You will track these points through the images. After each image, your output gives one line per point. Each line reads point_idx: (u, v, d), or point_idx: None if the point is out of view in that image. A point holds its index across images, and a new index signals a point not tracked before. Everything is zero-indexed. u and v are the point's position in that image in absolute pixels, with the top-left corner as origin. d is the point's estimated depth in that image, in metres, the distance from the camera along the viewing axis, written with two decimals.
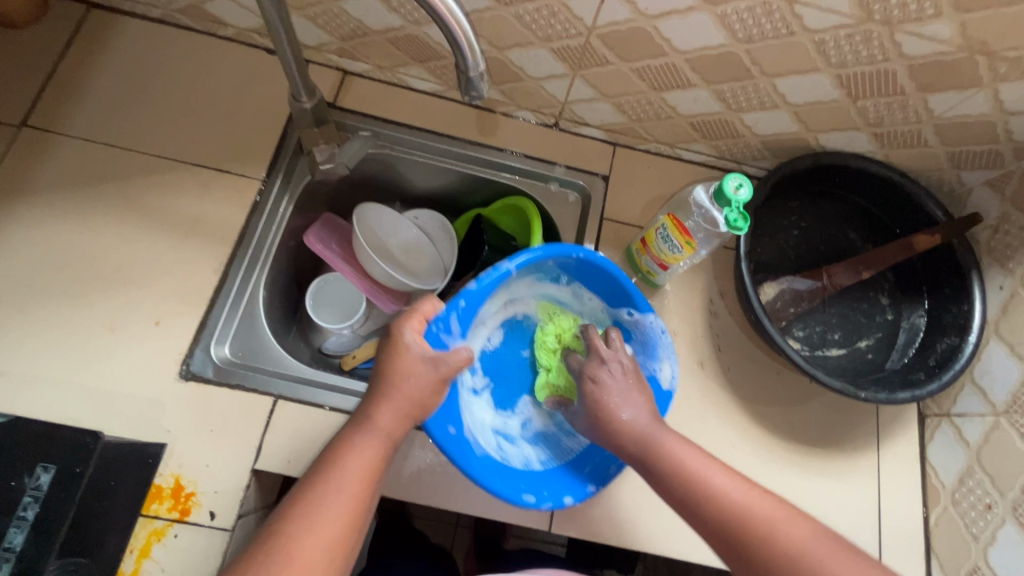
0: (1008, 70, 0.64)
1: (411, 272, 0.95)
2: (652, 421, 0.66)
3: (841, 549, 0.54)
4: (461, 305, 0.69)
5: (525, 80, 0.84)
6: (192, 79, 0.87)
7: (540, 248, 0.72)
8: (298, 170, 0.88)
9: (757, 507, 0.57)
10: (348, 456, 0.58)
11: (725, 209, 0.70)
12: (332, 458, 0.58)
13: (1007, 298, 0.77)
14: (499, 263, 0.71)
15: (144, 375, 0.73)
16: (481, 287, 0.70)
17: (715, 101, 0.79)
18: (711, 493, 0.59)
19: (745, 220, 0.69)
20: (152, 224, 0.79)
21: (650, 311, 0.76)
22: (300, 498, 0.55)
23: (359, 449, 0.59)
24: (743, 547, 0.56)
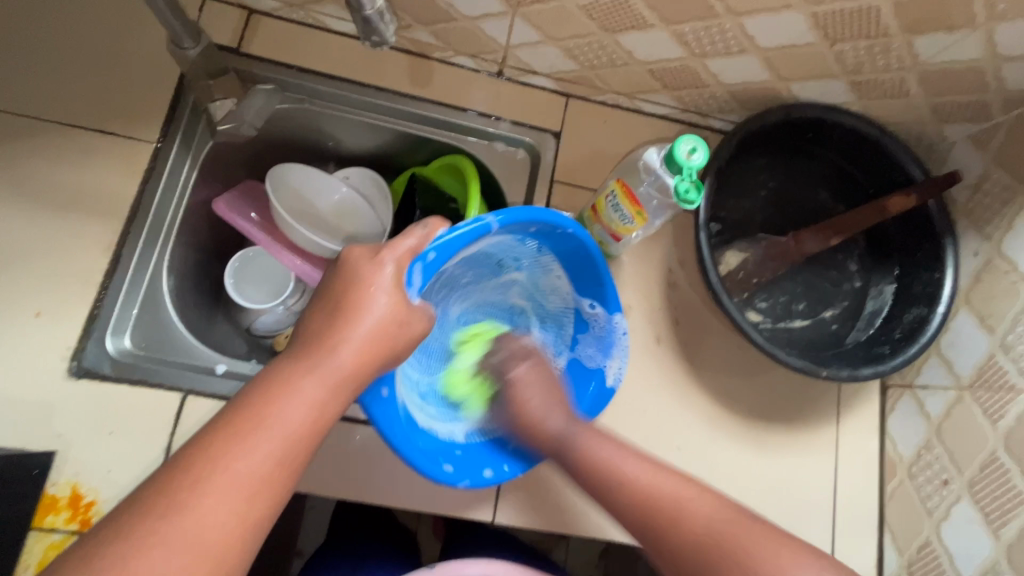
0: (1007, 7, 0.55)
1: (347, 238, 0.86)
2: (574, 421, 0.65)
3: (752, 522, 0.55)
4: (430, 259, 0.54)
5: (459, 20, 0.72)
6: (60, 18, 0.72)
7: (534, 210, 0.60)
8: (200, 132, 0.76)
9: (665, 489, 0.58)
10: (262, 428, 0.45)
11: (677, 176, 0.61)
12: (241, 425, 0.45)
13: (980, 266, 0.72)
14: (494, 214, 0.58)
15: (28, 374, 0.64)
16: (462, 241, 0.57)
17: (676, 45, 0.69)
18: (619, 482, 0.59)
19: (697, 191, 0.61)
20: (22, 196, 0.67)
21: (617, 311, 0.71)
22: (189, 463, 0.43)
23: (285, 418, 0.46)
24: (653, 531, 0.57)
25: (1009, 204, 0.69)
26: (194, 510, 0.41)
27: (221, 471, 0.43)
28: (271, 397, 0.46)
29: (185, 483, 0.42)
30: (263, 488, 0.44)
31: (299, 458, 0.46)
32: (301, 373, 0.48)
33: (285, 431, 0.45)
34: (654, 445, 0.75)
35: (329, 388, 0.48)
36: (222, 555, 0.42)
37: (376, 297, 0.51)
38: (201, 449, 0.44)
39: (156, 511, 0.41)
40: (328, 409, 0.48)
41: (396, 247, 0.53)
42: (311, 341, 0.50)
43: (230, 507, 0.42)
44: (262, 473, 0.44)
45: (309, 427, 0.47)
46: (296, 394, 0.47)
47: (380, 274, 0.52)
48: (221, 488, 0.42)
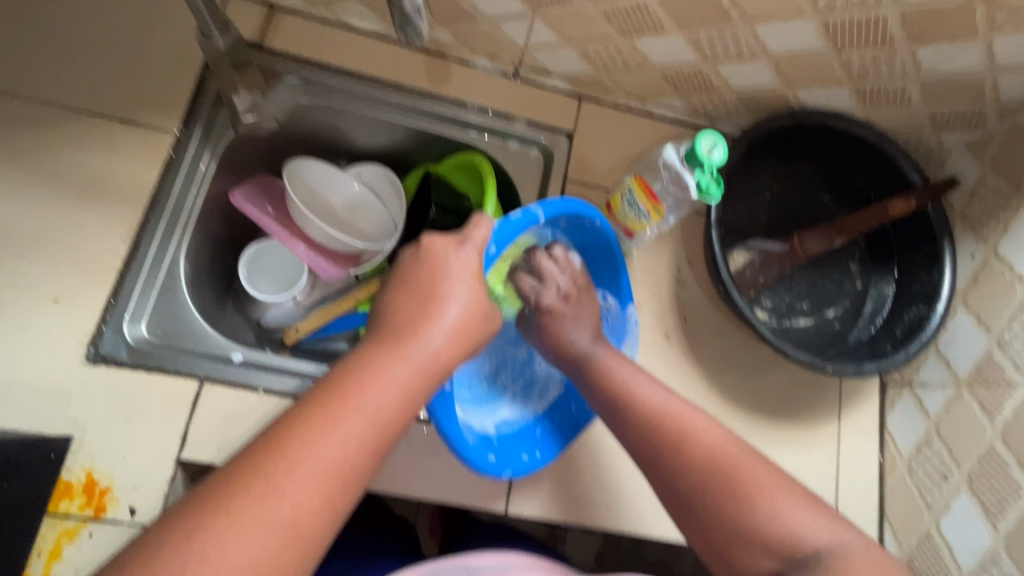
0: (1006, 20, 0.58)
1: (360, 234, 0.87)
2: (598, 343, 0.68)
3: (758, 460, 0.56)
4: (491, 251, 0.62)
5: (480, 21, 0.74)
6: (85, 9, 0.73)
7: (568, 201, 0.65)
8: (219, 123, 0.77)
9: (679, 418, 0.59)
10: (355, 408, 0.46)
11: (697, 172, 0.64)
12: (333, 404, 0.46)
13: (977, 267, 0.75)
14: (540, 206, 0.63)
15: (44, 359, 0.64)
16: (511, 230, 0.62)
17: (690, 49, 0.71)
18: (641, 408, 0.61)
19: (717, 186, 0.65)
20: (43, 183, 0.67)
21: (631, 301, 0.74)
22: (286, 438, 0.44)
23: (378, 400, 0.47)
24: (657, 454, 0.58)
25: (1004, 208, 0.72)
26: (293, 485, 0.42)
27: (316, 446, 0.44)
28: (364, 379, 0.47)
29: (283, 460, 0.43)
30: (354, 467, 0.45)
31: (386, 441, 0.47)
32: (391, 358, 0.49)
33: (375, 413, 0.47)
34: None
35: (417, 373, 0.50)
36: (312, 531, 0.43)
37: (458, 287, 0.54)
38: (292, 427, 0.44)
39: (253, 482, 0.42)
40: (412, 395, 0.49)
41: (473, 239, 0.57)
42: (395, 328, 0.52)
43: (320, 486, 0.43)
44: (355, 453, 0.45)
45: (397, 411, 0.48)
46: (386, 376, 0.48)
47: (457, 267, 0.55)
48: (317, 463, 0.43)
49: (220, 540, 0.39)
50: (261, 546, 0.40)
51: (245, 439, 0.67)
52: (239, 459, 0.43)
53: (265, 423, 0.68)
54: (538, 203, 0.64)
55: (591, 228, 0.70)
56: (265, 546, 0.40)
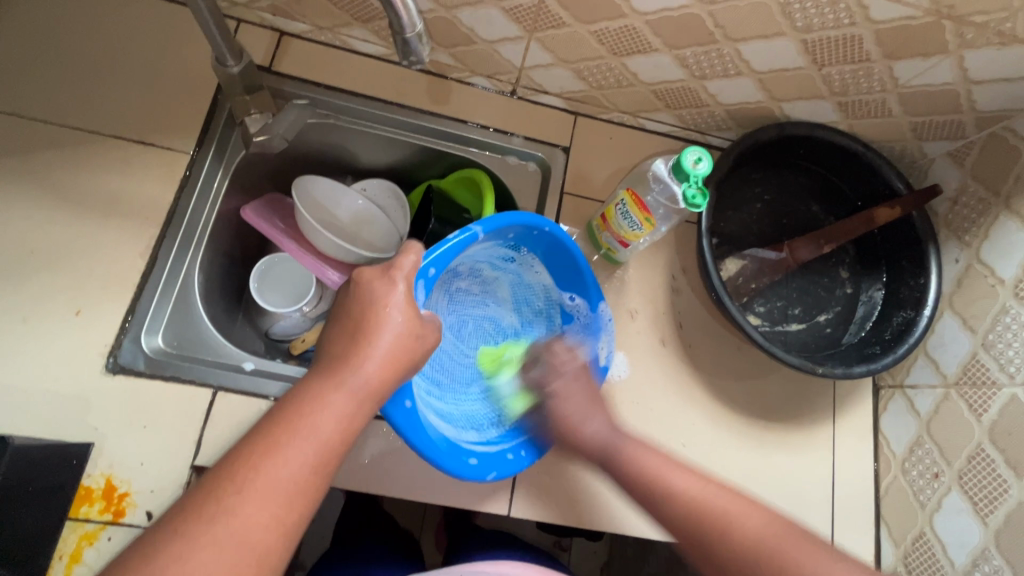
0: (975, 36, 0.62)
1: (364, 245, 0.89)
2: (663, 462, 0.63)
3: (807, 543, 0.54)
4: (432, 273, 0.62)
5: (478, 43, 0.78)
6: (106, 39, 0.78)
7: (513, 213, 0.67)
8: (232, 143, 0.81)
9: (713, 503, 0.58)
10: (298, 436, 0.48)
11: (684, 183, 0.67)
12: (276, 435, 0.48)
13: (961, 271, 0.77)
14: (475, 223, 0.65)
15: (66, 370, 0.67)
16: (451, 250, 0.63)
17: (678, 67, 0.75)
18: (673, 493, 0.60)
19: (703, 196, 0.66)
20: (66, 203, 0.71)
21: (601, 301, 0.76)
22: (235, 469, 0.46)
23: (318, 428, 0.49)
24: (695, 533, 0.58)
25: (985, 214, 0.75)
26: (241, 513, 0.44)
27: (262, 476, 0.46)
28: (305, 409, 0.49)
29: (230, 489, 0.45)
30: (303, 491, 0.47)
31: (331, 464, 0.50)
32: (330, 388, 0.51)
33: (320, 438, 0.49)
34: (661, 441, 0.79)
35: (361, 398, 0.52)
36: (267, 554, 0.45)
37: (392, 315, 0.54)
38: (240, 462, 0.46)
39: (206, 516, 0.44)
40: (355, 418, 0.51)
41: (401, 266, 0.57)
42: (338, 358, 0.53)
43: (271, 508, 0.45)
44: (299, 478, 0.47)
45: (340, 436, 0.50)
46: (330, 406, 0.50)
47: (393, 293, 0.55)
48: (267, 491, 0.46)
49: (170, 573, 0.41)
50: (215, 569, 0.42)
51: None
52: (193, 493, 0.46)
53: None
54: (477, 220, 0.65)
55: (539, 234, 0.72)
56: (224, 572, 0.42)
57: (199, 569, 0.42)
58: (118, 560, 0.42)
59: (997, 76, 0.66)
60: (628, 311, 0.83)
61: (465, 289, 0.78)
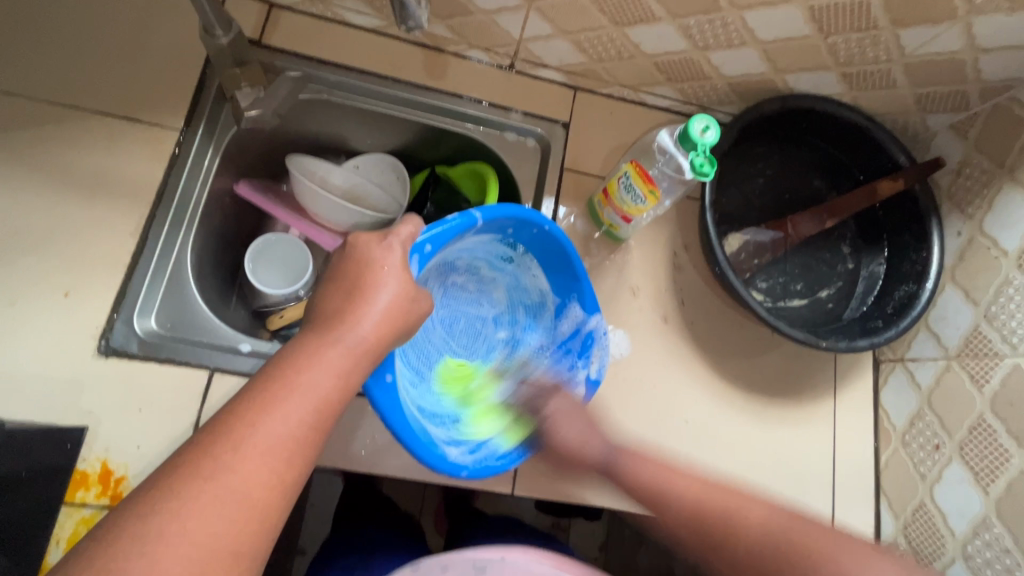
0: (984, 1, 0.60)
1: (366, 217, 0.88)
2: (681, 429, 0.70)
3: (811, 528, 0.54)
4: (427, 250, 0.61)
5: (476, 14, 0.76)
6: (86, 10, 0.74)
7: (516, 206, 0.67)
8: (223, 119, 0.78)
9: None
10: (292, 393, 0.47)
11: (691, 153, 0.66)
12: (271, 391, 0.47)
13: (964, 244, 0.77)
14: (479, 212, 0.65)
15: (56, 353, 0.65)
16: (449, 231, 0.62)
17: (681, 37, 0.73)
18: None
19: (711, 165, 0.65)
20: (51, 181, 0.69)
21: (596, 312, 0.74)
22: (230, 425, 0.45)
23: (315, 383, 0.48)
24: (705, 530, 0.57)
25: (988, 185, 0.75)
26: (240, 469, 0.43)
27: (257, 431, 0.45)
28: (301, 365, 0.48)
29: (227, 445, 0.44)
30: (299, 446, 0.46)
31: (326, 421, 0.49)
32: (326, 345, 0.50)
33: (316, 394, 0.48)
34: (665, 418, 0.79)
35: (357, 355, 0.51)
36: (262, 509, 0.44)
37: (388, 276, 0.55)
38: (233, 418, 0.45)
39: (202, 470, 0.42)
40: (351, 375, 0.51)
41: (399, 233, 0.57)
42: (330, 318, 0.53)
43: (272, 463, 0.44)
44: (297, 434, 0.46)
45: (335, 394, 0.49)
46: (326, 361, 0.49)
47: (387, 258, 0.55)
48: (262, 446, 0.44)
49: (169, 527, 0.40)
50: (214, 522, 0.41)
51: None
52: (183, 451, 0.44)
53: None
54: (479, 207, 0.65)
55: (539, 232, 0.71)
56: (220, 528, 0.41)
57: (195, 524, 0.41)
58: (105, 523, 0.40)
59: (1004, 43, 0.65)
60: (630, 288, 0.82)
61: (461, 284, 0.78)
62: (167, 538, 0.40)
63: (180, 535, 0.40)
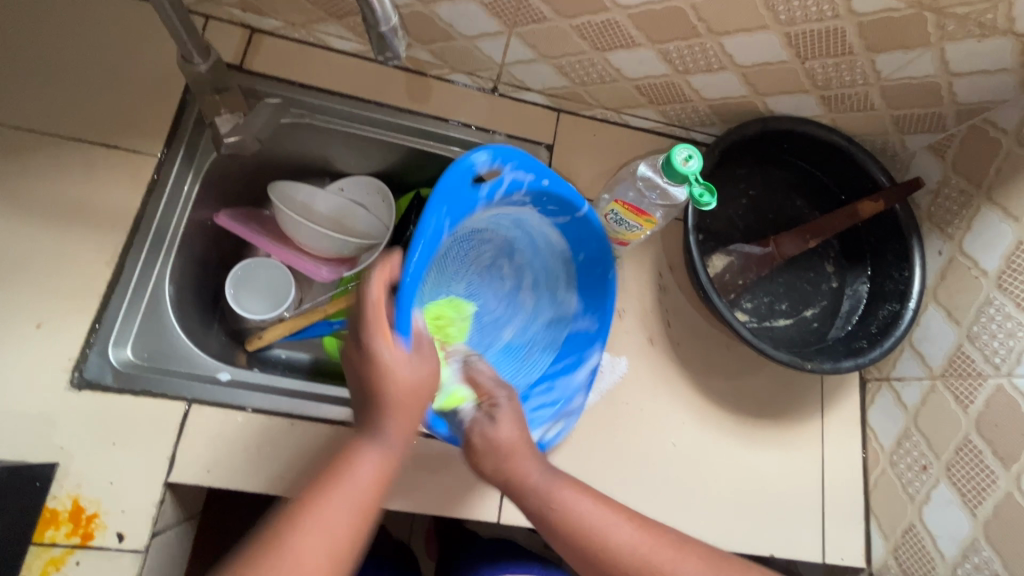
0: (955, 28, 0.61)
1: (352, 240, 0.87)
2: (549, 476, 0.59)
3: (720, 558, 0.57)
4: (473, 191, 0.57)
5: (458, 39, 0.76)
6: (65, 37, 0.74)
7: (579, 197, 0.67)
8: (203, 143, 0.76)
9: (657, 549, 0.56)
10: (339, 488, 0.50)
11: (687, 184, 0.64)
12: (321, 491, 0.50)
13: (945, 264, 0.78)
14: (535, 168, 0.62)
15: (27, 386, 0.64)
16: (517, 173, 0.60)
17: (661, 62, 0.73)
18: (615, 547, 0.56)
19: (710, 190, 0.65)
20: (25, 210, 0.68)
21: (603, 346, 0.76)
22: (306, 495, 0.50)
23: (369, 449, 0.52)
24: None
25: (967, 206, 0.75)
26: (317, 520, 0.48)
27: (313, 532, 0.48)
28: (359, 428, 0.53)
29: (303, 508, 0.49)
30: (354, 537, 0.49)
31: (372, 514, 0.51)
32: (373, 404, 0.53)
33: (359, 488, 0.51)
34: (651, 441, 0.78)
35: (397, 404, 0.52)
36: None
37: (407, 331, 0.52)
38: (289, 521, 0.48)
39: (275, 551, 0.47)
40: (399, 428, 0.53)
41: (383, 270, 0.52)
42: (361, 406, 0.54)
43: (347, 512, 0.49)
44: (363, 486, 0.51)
45: (376, 487, 0.52)
46: (366, 462, 0.52)
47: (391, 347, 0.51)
48: (322, 547, 0.47)
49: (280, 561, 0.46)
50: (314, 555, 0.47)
51: (235, 459, 0.67)
52: (249, 550, 0.48)
53: (258, 442, 0.68)
54: (551, 177, 0.64)
55: (576, 218, 0.70)
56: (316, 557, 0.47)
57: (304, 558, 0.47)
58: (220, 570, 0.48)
59: (976, 68, 0.66)
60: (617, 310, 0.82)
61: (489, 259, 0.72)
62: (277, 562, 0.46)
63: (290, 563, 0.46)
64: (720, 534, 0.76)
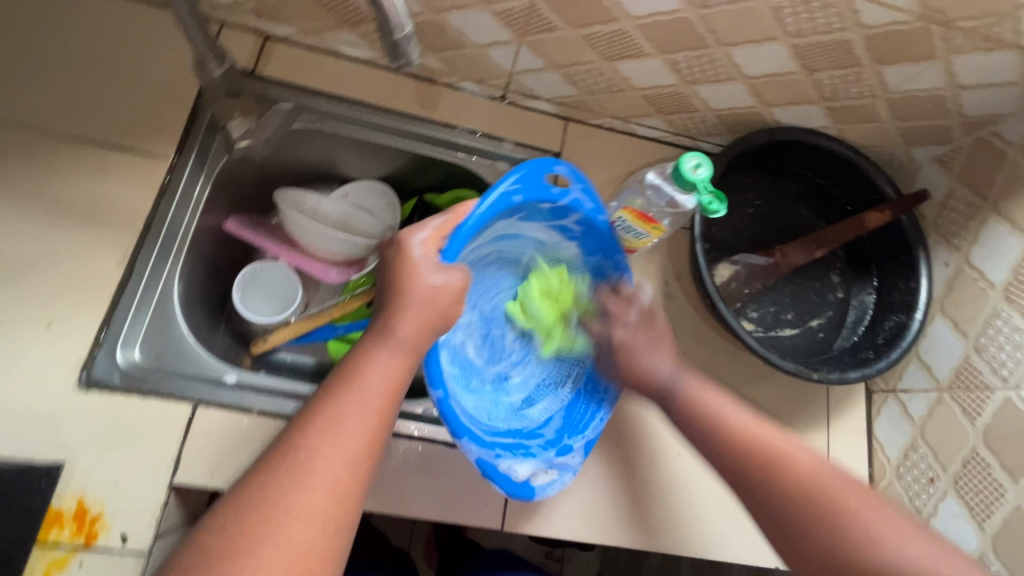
0: (963, 42, 0.62)
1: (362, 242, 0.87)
2: None
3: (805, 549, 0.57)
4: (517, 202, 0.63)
5: (468, 47, 0.77)
6: (81, 41, 0.75)
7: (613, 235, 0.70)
8: (215, 147, 0.78)
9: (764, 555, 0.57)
10: (353, 388, 0.48)
11: (693, 192, 0.64)
12: (335, 391, 0.48)
13: (952, 275, 0.78)
14: (598, 202, 0.69)
15: (34, 386, 0.64)
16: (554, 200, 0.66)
17: (669, 72, 0.74)
18: None
19: (717, 199, 0.64)
20: (36, 211, 0.68)
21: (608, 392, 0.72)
22: (299, 427, 0.46)
23: (370, 379, 0.49)
24: None
25: (974, 218, 0.76)
26: (313, 454, 0.44)
27: (329, 434, 0.45)
28: (354, 366, 0.50)
29: (295, 441, 0.45)
30: (371, 436, 0.47)
31: (388, 416, 0.49)
32: (376, 348, 0.51)
33: (372, 391, 0.49)
34: (657, 450, 0.78)
35: (405, 343, 0.52)
36: (347, 494, 0.44)
37: (427, 274, 0.54)
38: (302, 420, 0.46)
39: (270, 478, 0.43)
40: (403, 370, 0.52)
41: (422, 230, 0.56)
42: (376, 321, 0.54)
43: (343, 446, 0.45)
44: (366, 420, 0.47)
45: (391, 389, 0.50)
46: (379, 362, 0.51)
47: (410, 254, 0.55)
48: (336, 443, 0.45)
49: (271, 500, 0.41)
50: (307, 500, 0.42)
51: (241, 462, 0.67)
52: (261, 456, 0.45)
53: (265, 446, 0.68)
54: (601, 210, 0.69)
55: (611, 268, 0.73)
56: (313, 501, 0.42)
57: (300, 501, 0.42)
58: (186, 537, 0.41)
59: (983, 81, 0.67)
60: None
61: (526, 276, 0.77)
62: (270, 505, 0.41)
63: (283, 508, 0.41)
64: (725, 545, 0.76)
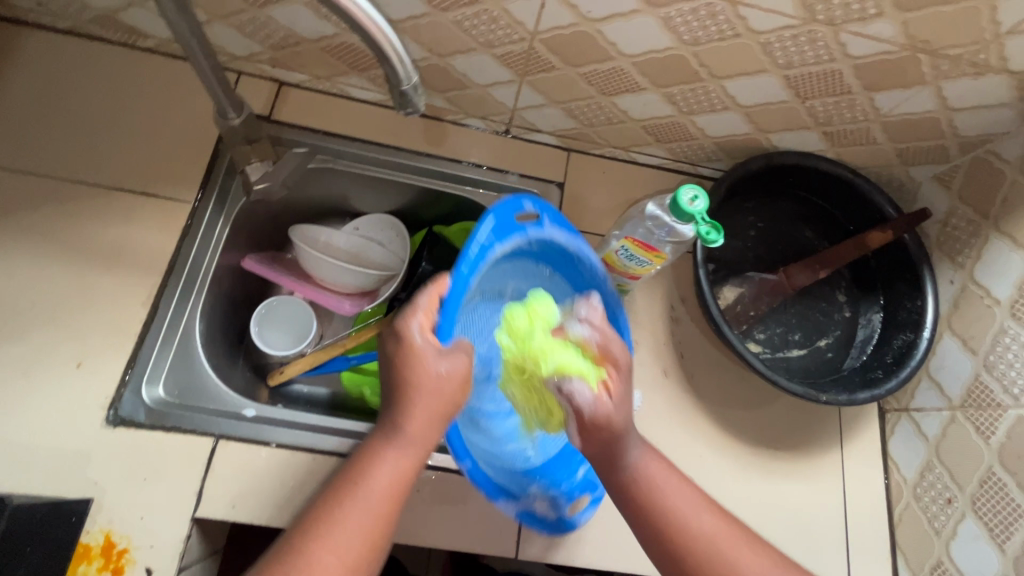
0: (950, 68, 0.64)
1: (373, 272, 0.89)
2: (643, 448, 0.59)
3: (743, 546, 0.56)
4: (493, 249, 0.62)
5: (471, 87, 0.80)
6: (111, 95, 0.80)
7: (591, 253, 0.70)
8: (234, 189, 0.81)
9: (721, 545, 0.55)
10: (357, 495, 0.51)
11: (692, 222, 0.66)
12: (342, 492, 0.51)
13: (958, 292, 0.78)
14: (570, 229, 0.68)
15: (65, 424, 0.67)
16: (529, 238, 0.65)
17: (666, 104, 0.77)
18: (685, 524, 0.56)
19: (715, 230, 0.66)
20: (68, 255, 0.72)
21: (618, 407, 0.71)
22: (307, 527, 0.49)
23: (374, 481, 0.51)
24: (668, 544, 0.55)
25: (976, 235, 0.76)
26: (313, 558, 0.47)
27: (329, 538, 0.48)
28: (362, 466, 0.52)
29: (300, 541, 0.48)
30: (371, 541, 0.50)
31: (390, 518, 0.51)
32: (383, 447, 0.53)
33: (377, 494, 0.51)
34: None
35: (409, 441, 0.53)
36: None
37: (429, 367, 0.53)
38: (309, 523, 0.49)
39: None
40: (408, 468, 0.53)
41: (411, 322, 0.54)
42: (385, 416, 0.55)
43: (343, 552, 0.48)
44: (367, 523, 0.50)
45: (393, 490, 0.52)
46: (385, 463, 0.53)
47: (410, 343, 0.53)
48: (335, 548, 0.48)
49: None
50: None
51: (259, 495, 0.69)
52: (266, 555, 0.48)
53: (282, 478, 0.70)
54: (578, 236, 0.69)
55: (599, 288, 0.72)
56: None
57: None
58: None
59: (974, 103, 0.68)
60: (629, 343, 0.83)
61: None
62: None
63: None
64: None
